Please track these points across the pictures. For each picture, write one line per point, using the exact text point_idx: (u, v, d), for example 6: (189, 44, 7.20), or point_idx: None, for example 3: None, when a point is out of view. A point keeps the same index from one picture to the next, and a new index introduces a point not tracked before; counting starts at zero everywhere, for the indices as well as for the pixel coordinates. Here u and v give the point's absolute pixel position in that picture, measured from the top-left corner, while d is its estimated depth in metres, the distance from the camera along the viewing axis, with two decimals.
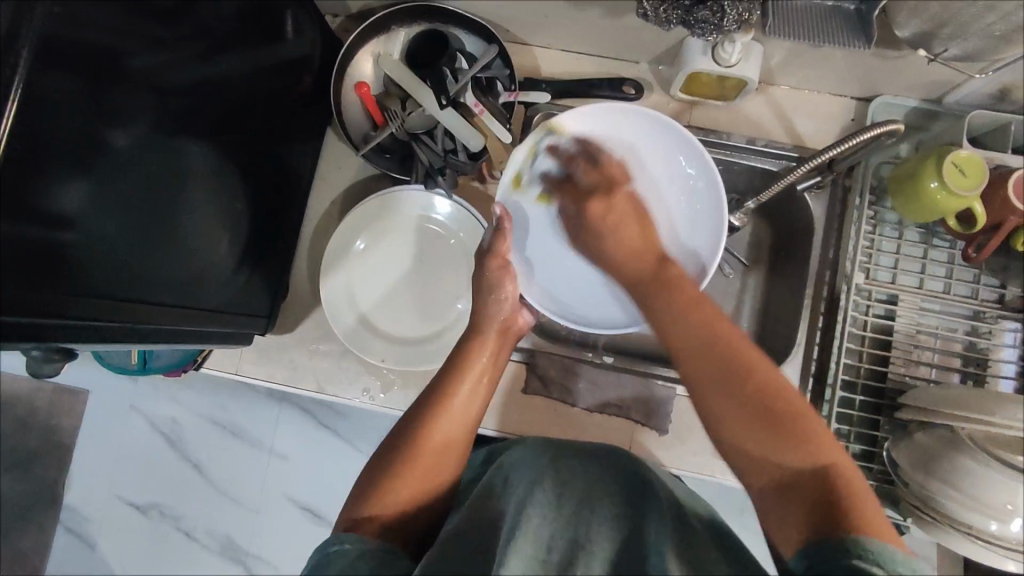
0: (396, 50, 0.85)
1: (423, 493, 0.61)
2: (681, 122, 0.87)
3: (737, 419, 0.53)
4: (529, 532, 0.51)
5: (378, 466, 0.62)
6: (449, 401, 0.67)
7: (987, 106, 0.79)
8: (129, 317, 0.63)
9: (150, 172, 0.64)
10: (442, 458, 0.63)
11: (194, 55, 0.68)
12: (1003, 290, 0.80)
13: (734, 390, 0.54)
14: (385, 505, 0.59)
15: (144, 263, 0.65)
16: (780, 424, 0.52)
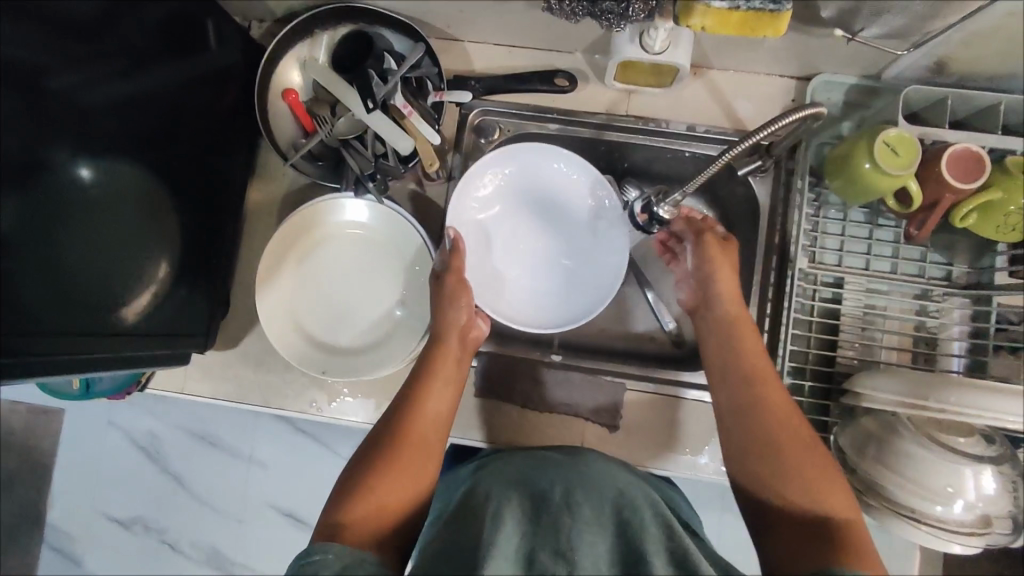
0: (322, 54, 0.82)
1: (400, 503, 0.60)
2: (620, 112, 0.85)
3: (776, 463, 0.62)
4: (507, 544, 0.50)
5: (352, 475, 0.61)
6: (422, 406, 0.67)
7: (925, 80, 0.77)
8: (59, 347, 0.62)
9: (57, 205, 0.72)
10: (417, 463, 0.63)
11: (115, 72, 0.71)
12: (950, 266, 0.79)
13: (777, 447, 0.62)
14: (361, 515, 0.57)
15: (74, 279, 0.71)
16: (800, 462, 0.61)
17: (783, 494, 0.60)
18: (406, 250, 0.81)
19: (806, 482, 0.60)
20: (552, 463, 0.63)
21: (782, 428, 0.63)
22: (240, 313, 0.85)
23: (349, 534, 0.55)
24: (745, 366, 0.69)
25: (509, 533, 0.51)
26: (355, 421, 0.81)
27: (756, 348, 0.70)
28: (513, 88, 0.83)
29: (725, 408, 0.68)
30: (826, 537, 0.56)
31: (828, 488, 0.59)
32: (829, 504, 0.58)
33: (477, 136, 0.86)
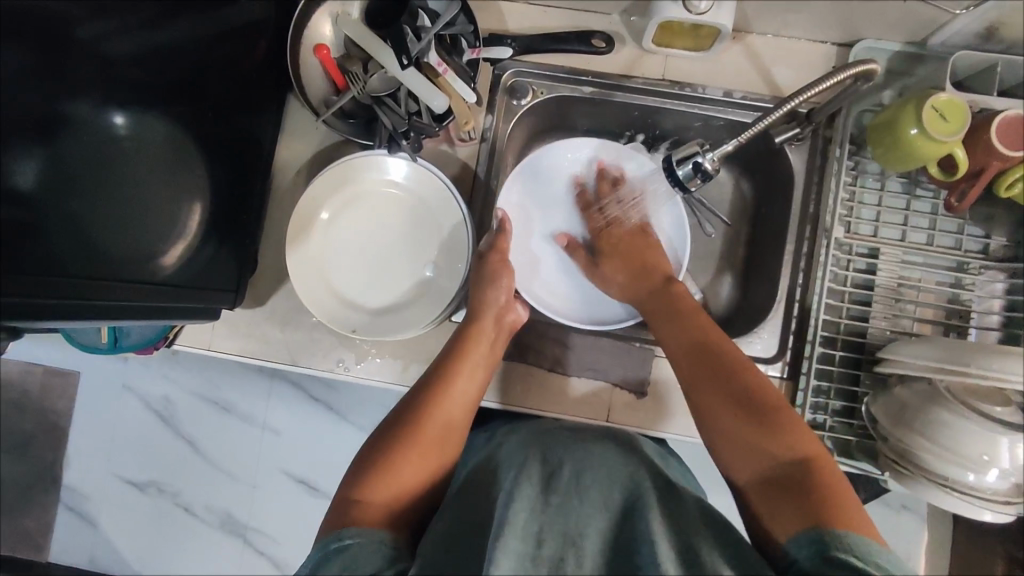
0: (355, 9, 0.81)
1: (413, 482, 0.60)
2: (656, 75, 0.84)
3: (735, 424, 0.62)
4: (518, 525, 0.48)
5: (370, 453, 0.62)
6: (445, 389, 0.68)
7: (973, 48, 0.75)
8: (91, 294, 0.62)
9: (87, 155, 0.70)
10: (433, 441, 0.63)
11: (142, 21, 0.71)
12: (988, 239, 0.78)
13: (741, 408, 0.62)
14: (378, 491, 0.57)
15: (107, 230, 0.70)
16: (765, 417, 0.61)
17: (748, 445, 0.60)
18: (437, 211, 0.80)
19: (765, 429, 0.60)
20: (559, 437, 0.61)
21: (731, 386, 0.64)
22: (267, 271, 0.85)
23: (365, 513, 0.55)
24: (688, 336, 0.70)
25: (521, 510, 0.49)
26: (382, 381, 0.81)
27: (696, 310, 0.73)
28: (547, 49, 0.82)
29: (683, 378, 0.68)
30: (797, 485, 0.56)
31: (788, 426, 0.60)
32: (790, 444, 0.59)
33: (511, 97, 0.85)
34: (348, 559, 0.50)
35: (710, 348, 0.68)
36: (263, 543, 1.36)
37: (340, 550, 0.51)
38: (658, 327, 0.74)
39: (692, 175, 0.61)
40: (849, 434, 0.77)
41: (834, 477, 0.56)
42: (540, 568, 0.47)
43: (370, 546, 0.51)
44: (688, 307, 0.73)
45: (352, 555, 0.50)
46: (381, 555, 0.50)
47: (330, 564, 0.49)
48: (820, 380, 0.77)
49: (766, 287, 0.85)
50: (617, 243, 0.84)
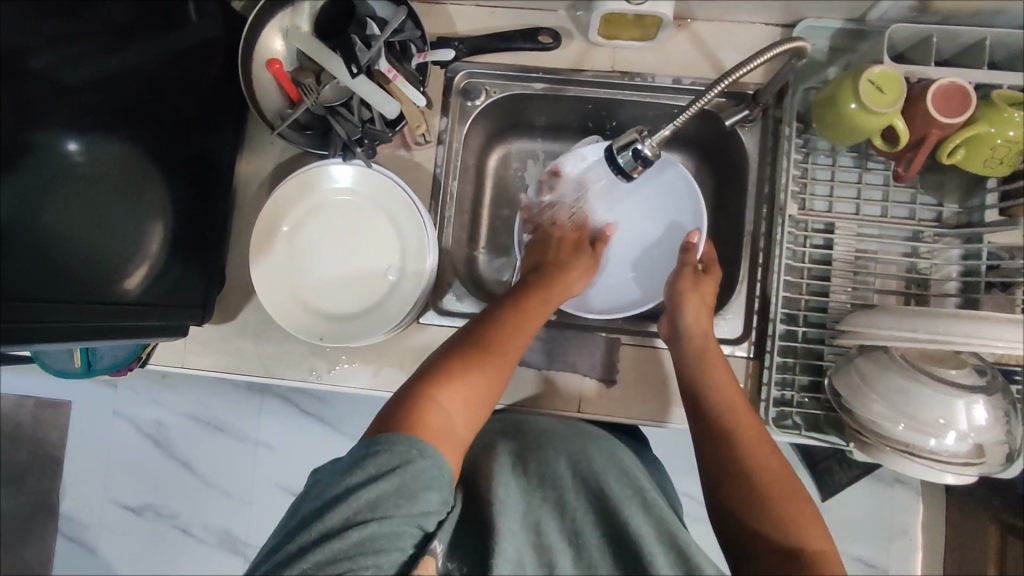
0: (304, 22, 0.82)
1: (468, 409, 0.62)
2: (605, 67, 0.85)
3: (750, 484, 0.63)
4: (518, 517, 0.57)
5: (431, 368, 0.64)
6: (507, 331, 0.69)
7: (910, 21, 0.77)
8: (74, 316, 0.66)
9: (37, 184, 0.68)
10: (495, 376, 0.65)
11: (99, 48, 0.71)
12: (940, 208, 0.79)
13: (757, 476, 0.63)
14: (443, 405, 0.60)
15: (76, 251, 0.70)
16: (778, 491, 0.62)
17: (756, 519, 0.61)
18: (398, 217, 0.81)
19: (785, 509, 0.61)
20: (555, 430, 0.68)
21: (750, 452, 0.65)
22: (236, 286, 0.86)
23: (425, 422, 0.57)
24: (716, 394, 0.71)
25: (513, 501, 0.58)
26: (355, 387, 0.82)
27: (726, 373, 0.73)
28: (497, 48, 0.83)
29: (714, 423, 0.69)
30: (788, 559, 0.57)
31: (799, 516, 0.61)
32: (801, 532, 0.59)
33: (465, 98, 0.86)
34: (408, 480, 0.52)
35: (736, 409, 0.69)
36: None
37: (404, 460, 0.53)
38: (687, 368, 0.74)
39: (634, 158, 0.62)
40: (816, 408, 0.77)
41: (826, 559, 0.58)
42: (540, 550, 0.56)
43: (430, 474, 0.53)
44: (724, 370, 0.73)
45: (411, 476, 0.52)
46: (433, 488, 0.53)
47: (367, 472, 0.52)
48: (785, 358, 0.78)
49: (729, 268, 0.86)
50: (672, 286, 0.80)
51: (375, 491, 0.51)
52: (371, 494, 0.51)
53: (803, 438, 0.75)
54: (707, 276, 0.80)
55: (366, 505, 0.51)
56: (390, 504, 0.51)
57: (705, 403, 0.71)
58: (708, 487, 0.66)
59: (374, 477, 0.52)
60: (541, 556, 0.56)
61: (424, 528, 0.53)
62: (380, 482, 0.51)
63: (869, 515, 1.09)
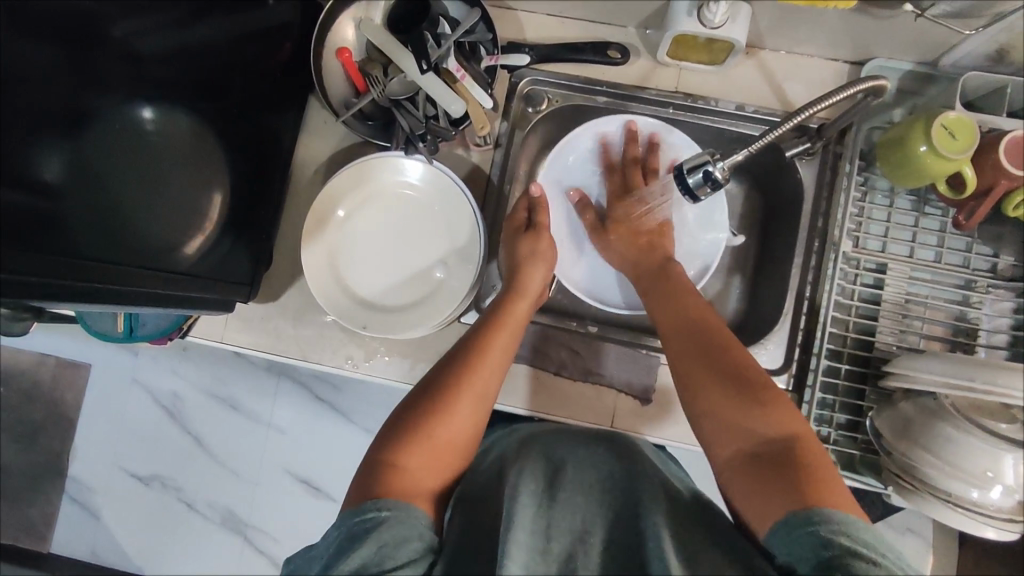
0: (377, 15, 0.83)
1: (441, 456, 0.60)
2: (669, 86, 0.85)
3: (716, 390, 0.61)
4: (527, 520, 0.50)
5: (405, 418, 0.62)
6: (481, 361, 0.67)
7: (984, 69, 0.77)
8: (125, 279, 0.65)
9: (112, 144, 0.70)
10: (467, 410, 0.63)
11: (169, 20, 0.73)
12: (996, 259, 0.79)
13: (721, 380, 0.62)
14: (414, 464, 0.58)
15: (135, 215, 0.71)
16: (747, 391, 0.60)
17: (731, 418, 0.59)
18: (450, 214, 0.82)
19: (749, 403, 0.59)
20: (553, 437, 0.62)
21: (715, 355, 0.64)
22: (281, 267, 0.86)
23: (395, 484, 0.56)
24: (680, 310, 0.71)
25: (526, 515, 0.50)
26: (390, 379, 0.82)
27: (687, 293, 0.73)
28: (565, 58, 0.84)
29: (675, 339, 0.68)
30: (777, 459, 0.55)
31: (774, 403, 0.59)
32: (776, 422, 0.57)
33: (526, 104, 0.87)
34: (387, 535, 0.50)
35: (695, 324, 0.69)
36: (263, 542, 1.36)
37: (377, 523, 0.51)
38: (656, 306, 0.74)
39: (704, 181, 0.62)
40: (853, 448, 0.76)
41: (820, 463, 0.54)
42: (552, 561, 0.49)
43: (407, 519, 0.52)
44: (683, 290, 0.74)
45: (389, 533, 0.51)
46: (417, 535, 0.51)
47: (355, 535, 0.51)
48: (825, 394, 0.78)
49: (771, 298, 0.86)
50: (624, 217, 0.85)
51: (357, 556, 0.49)
52: (355, 559, 0.48)
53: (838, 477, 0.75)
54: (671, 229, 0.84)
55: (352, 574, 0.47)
56: (376, 562, 0.48)
57: (675, 331, 0.69)
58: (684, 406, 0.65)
59: (352, 546, 0.50)
60: (561, 568, 0.49)
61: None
62: (362, 545, 0.49)
63: None
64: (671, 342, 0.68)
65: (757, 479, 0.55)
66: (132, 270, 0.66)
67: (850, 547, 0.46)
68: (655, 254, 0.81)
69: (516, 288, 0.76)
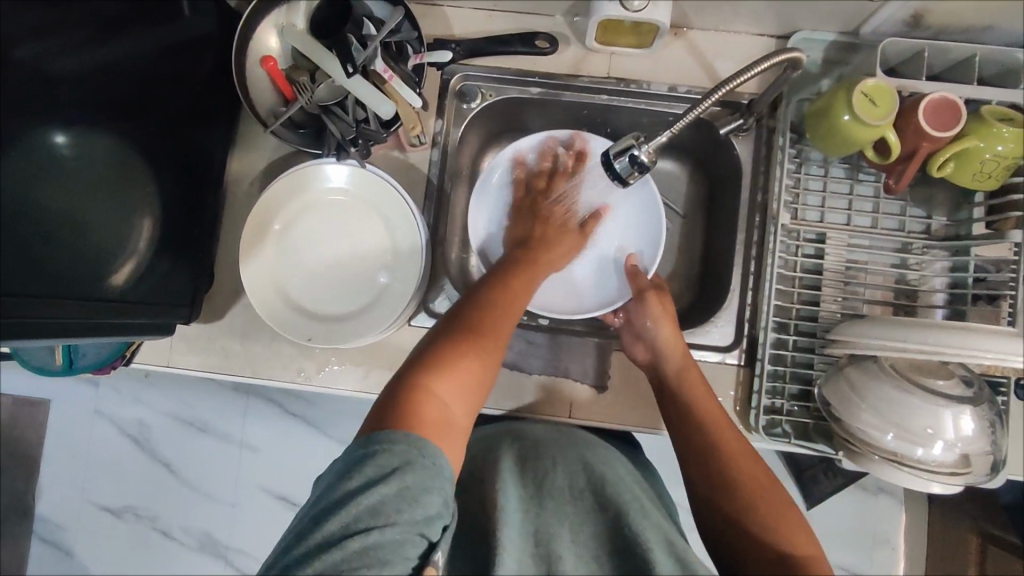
0: (300, 21, 0.81)
1: (464, 388, 0.60)
2: (601, 72, 0.85)
3: (733, 497, 0.62)
4: (514, 523, 0.55)
5: (432, 349, 0.61)
6: (501, 316, 0.67)
7: (902, 35, 0.78)
8: (54, 310, 0.63)
9: (24, 170, 0.69)
10: (486, 357, 0.62)
11: (86, 39, 0.70)
12: (929, 220, 0.80)
13: (737, 490, 0.63)
14: (441, 395, 0.57)
15: (57, 242, 0.69)
16: (758, 505, 0.61)
17: (739, 528, 0.61)
18: (390, 216, 0.81)
19: (760, 517, 0.61)
20: (546, 440, 0.65)
21: (728, 464, 0.65)
22: (225, 284, 0.84)
23: (420, 411, 0.55)
24: (698, 411, 0.70)
25: (514, 516, 0.55)
26: (345, 389, 0.81)
27: (700, 391, 0.72)
28: (494, 51, 0.83)
29: (696, 440, 0.68)
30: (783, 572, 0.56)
31: (784, 523, 0.60)
32: (788, 540, 0.59)
33: (460, 101, 0.86)
34: (409, 483, 0.49)
35: (710, 421, 0.69)
36: (243, 563, 1.34)
37: (405, 461, 0.50)
38: (672, 402, 0.73)
39: (632, 164, 0.62)
40: (807, 417, 0.78)
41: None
42: (540, 561, 0.54)
43: (430, 471, 0.51)
44: (697, 389, 0.73)
45: (413, 478, 0.50)
46: (436, 487, 0.50)
47: (378, 475, 0.49)
48: (776, 366, 0.78)
49: (721, 276, 0.86)
50: (660, 313, 0.78)
51: (374, 497, 0.48)
52: (374, 497, 0.48)
53: (791, 447, 0.76)
54: (666, 297, 0.80)
55: (367, 512, 0.48)
56: (394, 508, 0.48)
57: (695, 424, 0.69)
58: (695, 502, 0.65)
59: (371, 485, 0.49)
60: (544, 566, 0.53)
61: (427, 537, 0.50)
62: (383, 483, 0.49)
63: (857, 527, 1.09)
64: (690, 434, 0.69)
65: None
66: (58, 301, 0.64)
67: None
68: (675, 346, 0.76)
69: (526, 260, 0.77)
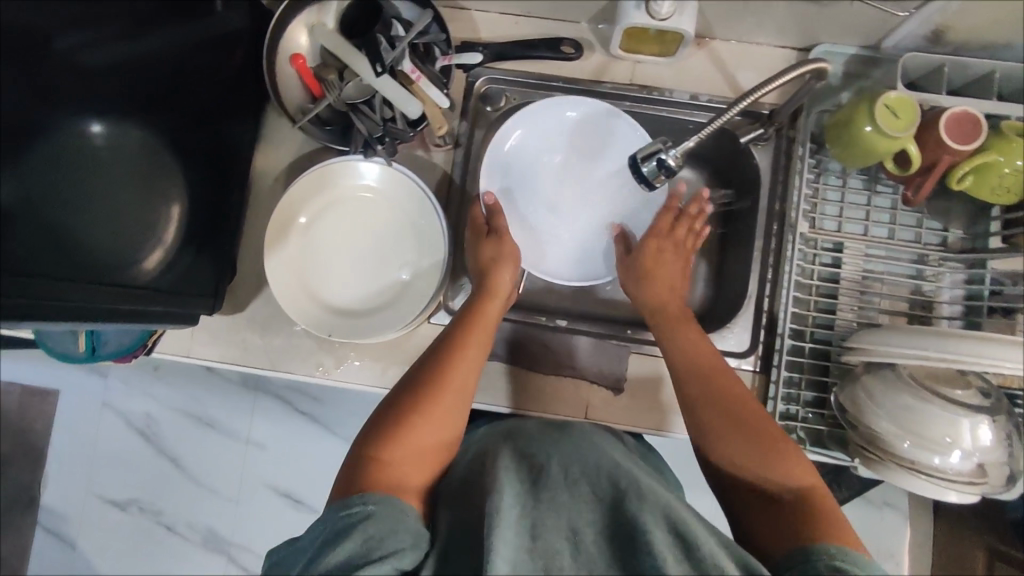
0: (330, 20, 0.82)
1: (419, 448, 0.62)
2: (624, 80, 0.86)
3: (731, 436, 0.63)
4: (509, 518, 0.48)
5: (385, 418, 0.64)
6: (453, 363, 0.69)
7: (922, 50, 0.80)
8: (96, 298, 0.65)
9: (59, 157, 0.70)
10: (442, 413, 0.65)
11: (117, 33, 0.70)
12: (945, 233, 0.82)
13: (738, 431, 0.63)
14: (397, 460, 0.60)
15: (92, 231, 0.72)
16: (761, 441, 0.62)
17: (745, 464, 0.62)
18: (413, 214, 0.82)
19: (764, 452, 0.62)
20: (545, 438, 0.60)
21: (731, 406, 0.65)
22: (247, 278, 0.85)
23: (377, 477, 0.58)
24: (696, 358, 0.71)
25: (509, 512, 0.49)
26: (364, 384, 0.82)
27: (697, 333, 0.74)
28: (519, 55, 0.85)
29: (694, 383, 0.69)
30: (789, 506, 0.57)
31: (784, 453, 0.61)
32: (788, 472, 0.60)
33: (483, 103, 0.87)
34: (372, 531, 0.51)
35: (708, 369, 0.69)
36: (247, 560, 1.34)
37: (365, 516, 0.53)
38: (669, 348, 0.73)
39: (661, 169, 0.63)
40: (821, 423, 0.78)
41: (829, 512, 0.57)
42: (536, 557, 0.48)
43: (393, 515, 0.53)
44: (694, 335, 0.73)
45: (374, 528, 0.51)
46: (402, 527, 0.52)
47: (344, 529, 0.52)
48: (792, 372, 0.79)
49: (738, 281, 0.87)
50: (661, 254, 0.79)
51: (342, 551, 0.49)
52: (341, 553, 0.49)
53: (807, 454, 0.76)
54: (671, 241, 0.80)
55: (337, 567, 0.48)
56: (360, 554, 0.49)
57: (694, 374, 0.69)
58: (695, 449, 0.67)
59: (339, 540, 0.50)
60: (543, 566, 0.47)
61: (404, 568, 0.48)
62: (349, 539, 0.50)
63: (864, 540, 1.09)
64: (685, 378, 0.70)
65: (769, 520, 0.57)
66: (100, 288, 0.66)
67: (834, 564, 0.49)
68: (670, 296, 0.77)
69: (487, 289, 0.77)
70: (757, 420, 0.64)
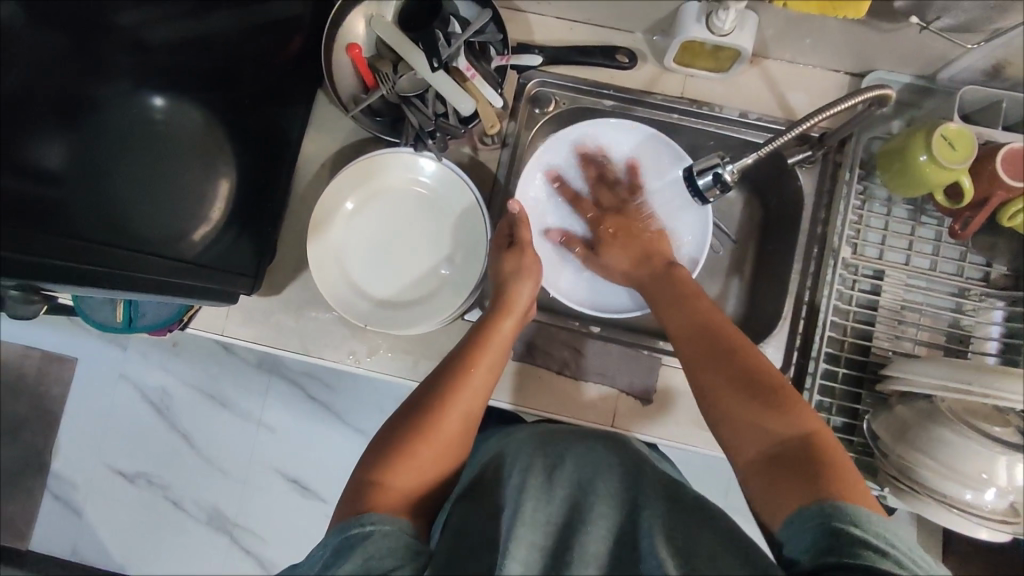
0: (388, 12, 0.83)
1: (422, 473, 0.58)
2: (675, 93, 0.87)
3: (732, 391, 0.62)
4: (526, 519, 0.48)
5: (388, 440, 0.60)
6: (464, 379, 0.65)
7: (979, 84, 0.80)
8: (141, 268, 0.65)
9: (122, 129, 0.72)
10: (449, 434, 0.61)
11: (181, 12, 0.71)
12: (988, 268, 0.81)
13: (740, 384, 0.62)
14: (401, 485, 0.56)
15: (148, 204, 0.73)
16: (763, 393, 0.60)
17: (746, 419, 0.60)
18: (457, 210, 0.83)
19: (766, 406, 0.59)
20: (553, 437, 0.58)
21: (734, 360, 0.64)
22: (285, 261, 0.86)
23: (382, 499, 0.54)
24: (696, 314, 0.71)
25: (528, 516, 0.48)
26: (393, 376, 0.82)
27: (693, 288, 0.75)
28: (574, 60, 0.85)
29: (695, 337, 0.68)
30: (796, 458, 0.55)
31: (787, 403, 0.59)
32: (792, 422, 0.58)
33: (533, 105, 0.87)
34: (371, 551, 0.48)
35: (717, 324, 0.69)
36: (252, 542, 1.34)
37: (363, 537, 0.49)
38: (666, 312, 0.74)
39: (720, 185, 0.63)
40: (849, 451, 0.78)
41: (838, 462, 0.54)
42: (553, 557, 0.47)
43: (394, 535, 0.50)
44: (688, 291, 0.75)
45: (373, 548, 0.48)
46: (404, 547, 0.49)
47: (343, 549, 0.48)
48: (823, 397, 0.79)
49: (773, 301, 0.86)
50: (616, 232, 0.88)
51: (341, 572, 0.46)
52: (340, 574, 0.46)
53: None
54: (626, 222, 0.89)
55: None
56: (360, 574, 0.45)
57: (698, 330, 0.69)
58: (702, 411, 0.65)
59: (337, 561, 0.47)
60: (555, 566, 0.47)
61: None
62: (347, 560, 0.47)
63: None
64: (686, 335, 0.69)
65: (775, 478, 0.55)
66: (146, 258, 0.66)
67: (860, 537, 0.46)
68: (656, 260, 0.83)
69: (504, 304, 0.73)
70: (759, 371, 0.63)
